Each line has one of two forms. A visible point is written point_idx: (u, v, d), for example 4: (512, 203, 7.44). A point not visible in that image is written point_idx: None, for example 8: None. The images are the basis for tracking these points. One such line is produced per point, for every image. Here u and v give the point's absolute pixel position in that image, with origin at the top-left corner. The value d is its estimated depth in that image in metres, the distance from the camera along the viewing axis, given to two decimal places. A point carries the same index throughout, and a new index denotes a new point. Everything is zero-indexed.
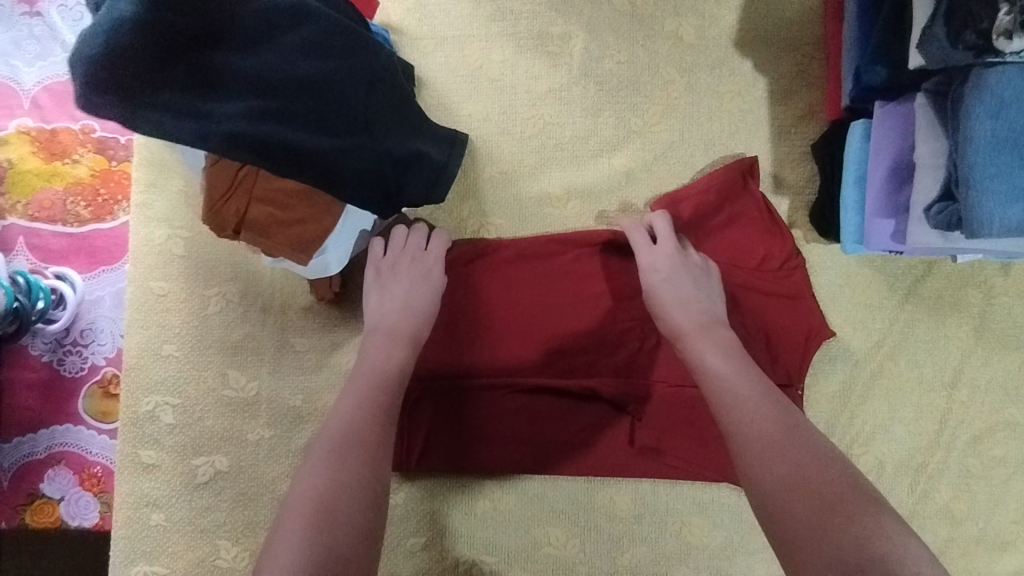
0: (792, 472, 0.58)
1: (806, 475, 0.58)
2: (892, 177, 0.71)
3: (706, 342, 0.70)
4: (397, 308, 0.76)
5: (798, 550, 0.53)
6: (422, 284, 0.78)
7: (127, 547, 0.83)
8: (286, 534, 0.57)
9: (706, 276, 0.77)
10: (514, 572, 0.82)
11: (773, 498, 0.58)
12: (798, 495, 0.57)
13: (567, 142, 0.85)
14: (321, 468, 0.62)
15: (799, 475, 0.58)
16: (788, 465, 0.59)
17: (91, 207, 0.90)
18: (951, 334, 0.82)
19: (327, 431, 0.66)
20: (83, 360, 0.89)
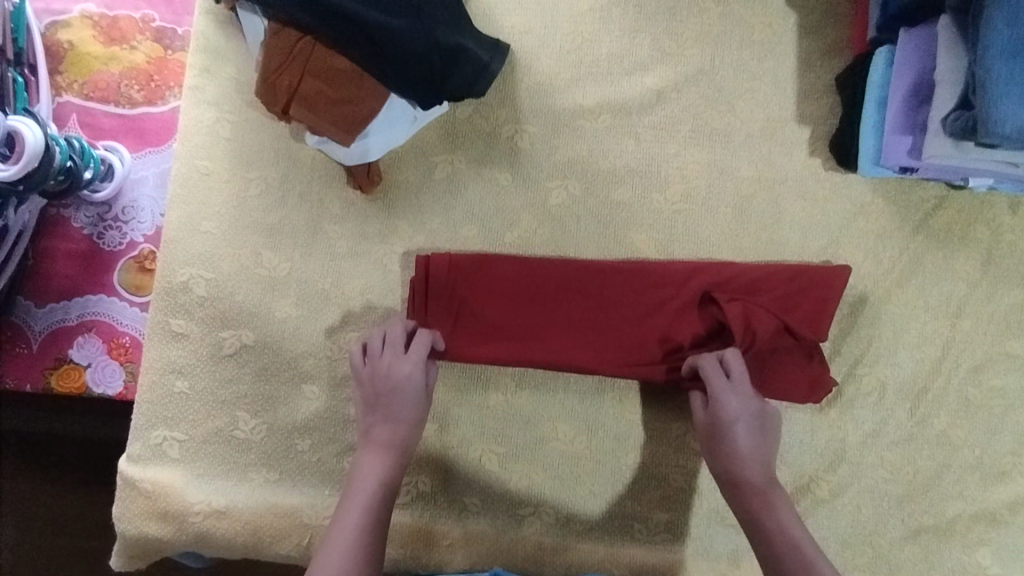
0: (779, 549, 0.72)
1: (794, 546, 0.72)
2: (913, 96, 0.76)
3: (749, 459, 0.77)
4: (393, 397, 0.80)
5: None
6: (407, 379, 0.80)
7: (149, 411, 0.86)
8: (340, 557, 0.71)
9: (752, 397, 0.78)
10: (522, 464, 0.85)
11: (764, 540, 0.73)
12: (788, 569, 0.71)
13: (603, 59, 0.89)
14: (361, 508, 0.75)
15: (791, 548, 0.72)
16: (776, 541, 0.72)
17: (144, 91, 0.95)
18: (958, 266, 0.86)
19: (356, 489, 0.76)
20: (123, 236, 0.93)
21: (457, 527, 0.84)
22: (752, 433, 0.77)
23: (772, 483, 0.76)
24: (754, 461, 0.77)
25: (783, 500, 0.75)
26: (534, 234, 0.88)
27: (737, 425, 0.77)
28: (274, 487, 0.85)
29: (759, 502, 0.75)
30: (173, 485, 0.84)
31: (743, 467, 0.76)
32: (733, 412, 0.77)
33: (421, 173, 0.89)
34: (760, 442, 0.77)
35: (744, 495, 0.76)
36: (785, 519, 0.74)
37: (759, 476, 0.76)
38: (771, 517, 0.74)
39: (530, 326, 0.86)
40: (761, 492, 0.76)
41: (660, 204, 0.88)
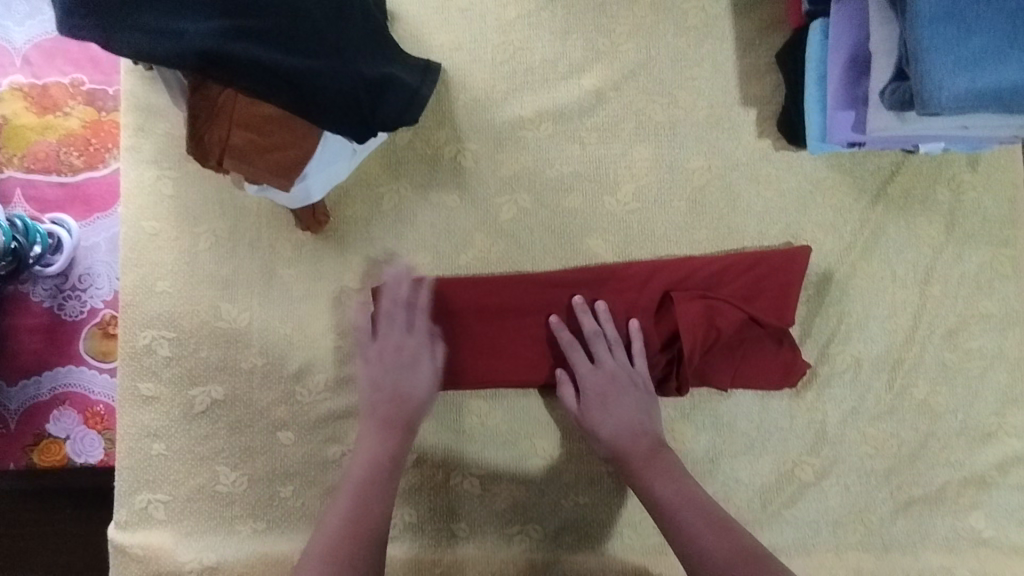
0: (672, 507, 0.73)
1: (689, 503, 0.73)
2: (851, 68, 0.73)
3: (625, 432, 0.79)
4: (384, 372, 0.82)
5: (689, 537, 0.70)
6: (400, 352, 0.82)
7: (130, 477, 0.86)
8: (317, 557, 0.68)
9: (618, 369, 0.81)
10: (503, 483, 0.85)
11: (667, 505, 0.74)
12: (693, 527, 0.71)
13: (537, 66, 0.87)
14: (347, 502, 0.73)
15: (691, 507, 0.72)
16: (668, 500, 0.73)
17: (84, 156, 0.94)
18: (922, 231, 0.83)
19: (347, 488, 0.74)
20: (83, 304, 0.93)
21: (447, 554, 0.84)
22: (622, 397, 0.80)
23: (655, 448, 0.78)
24: (633, 429, 0.79)
25: (674, 463, 0.77)
26: (489, 253, 0.87)
27: (604, 391, 0.80)
28: (263, 536, 0.86)
29: (647, 469, 0.76)
30: (164, 546, 0.85)
31: (622, 437, 0.78)
32: (598, 381, 0.80)
33: (369, 204, 0.88)
34: (632, 405, 0.80)
35: (631, 464, 0.77)
36: (681, 481, 0.75)
37: (640, 441, 0.78)
38: (662, 482, 0.75)
39: (487, 341, 0.86)
40: (645, 458, 0.77)
41: (612, 207, 0.86)
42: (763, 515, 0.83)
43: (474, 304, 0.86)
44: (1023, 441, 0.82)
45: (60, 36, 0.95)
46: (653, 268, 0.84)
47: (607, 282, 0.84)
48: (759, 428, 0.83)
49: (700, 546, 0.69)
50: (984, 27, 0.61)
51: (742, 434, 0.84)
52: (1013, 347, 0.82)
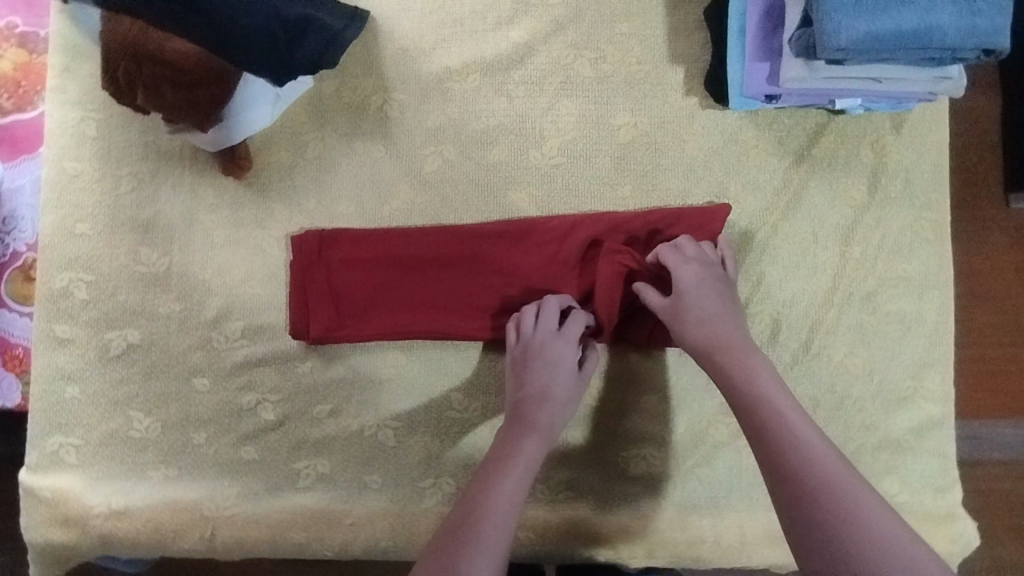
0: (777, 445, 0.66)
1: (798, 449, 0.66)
2: (765, 21, 0.73)
3: (735, 328, 0.75)
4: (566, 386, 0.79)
5: (784, 459, 0.65)
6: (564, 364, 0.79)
7: (43, 419, 0.86)
8: None
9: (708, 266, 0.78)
10: (417, 437, 0.84)
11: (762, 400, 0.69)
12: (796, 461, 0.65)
13: (466, 18, 0.87)
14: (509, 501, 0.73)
15: (770, 411, 0.68)
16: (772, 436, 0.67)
17: (13, 98, 0.93)
18: (844, 192, 0.83)
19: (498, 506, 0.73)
20: (5, 246, 0.91)
21: (358, 505, 0.84)
22: (708, 290, 0.77)
23: (746, 341, 0.74)
24: (723, 323, 0.75)
25: (756, 357, 0.73)
26: (412, 204, 0.86)
27: (715, 319, 0.75)
28: (174, 483, 0.85)
29: (742, 357, 0.73)
30: (73, 490, 0.84)
31: (711, 330, 0.75)
32: (699, 274, 0.77)
33: (293, 152, 0.87)
34: (721, 299, 0.77)
35: (724, 354, 0.73)
36: (762, 376, 0.71)
37: (751, 361, 0.72)
38: (749, 378, 0.71)
39: (405, 293, 0.84)
40: (739, 346, 0.74)
41: (537, 160, 0.86)
42: (676, 473, 0.82)
43: (393, 256, 0.84)
44: (939, 406, 0.82)
45: None
46: (573, 222, 0.83)
47: (527, 235, 0.83)
48: (676, 385, 0.83)
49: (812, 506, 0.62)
50: None
51: (659, 391, 0.83)
52: (932, 311, 0.82)
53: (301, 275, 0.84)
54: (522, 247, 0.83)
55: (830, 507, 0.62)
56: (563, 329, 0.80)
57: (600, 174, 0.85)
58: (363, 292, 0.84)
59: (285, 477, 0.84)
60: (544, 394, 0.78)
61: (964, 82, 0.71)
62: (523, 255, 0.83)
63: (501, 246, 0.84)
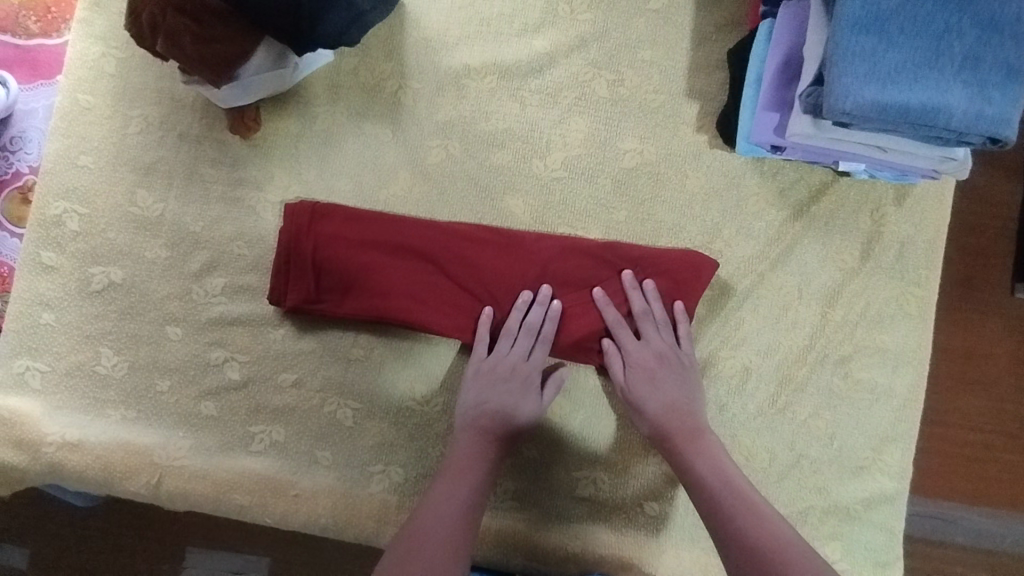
0: (716, 492, 0.72)
1: (729, 488, 0.72)
2: (784, 71, 0.73)
3: (689, 411, 0.78)
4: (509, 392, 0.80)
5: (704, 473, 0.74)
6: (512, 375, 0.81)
7: (14, 341, 0.87)
8: None
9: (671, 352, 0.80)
10: (375, 422, 0.85)
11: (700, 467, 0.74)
12: (714, 488, 0.72)
13: (493, 18, 0.87)
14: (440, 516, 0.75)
15: (717, 489, 0.72)
16: (713, 485, 0.72)
17: (40, 23, 0.94)
18: (836, 255, 0.83)
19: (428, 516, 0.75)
20: (9, 166, 0.93)
21: (305, 479, 0.84)
22: (664, 377, 0.79)
23: (698, 425, 0.77)
24: (677, 405, 0.78)
25: (708, 438, 0.76)
26: (408, 192, 0.87)
27: (658, 365, 0.79)
28: (130, 424, 0.86)
29: (691, 445, 0.76)
30: (31, 415, 0.85)
31: (671, 411, 0.77)
32: (647, 358, 0.79)
33: (302, 122, 0.88)
34: (678, 381, 0.79)
35: (676, 441, 0.76)
36: (709, 459, 0.74)
37: (687, 418, 0.77)
38: (699, 459, 0.75)
39: (385, 278, 0.84)
40: (692, 433, 0.76)
41: (538, 170, 0.86)
42: (624, 502, 0.82)
43: (380, 241, 0.84)
44: (893, 482, 0.82)
45: None
46: (564, 241, 0.83)
47: (518, 245, 0.84)
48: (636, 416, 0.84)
49: (714, 483, 0.73)
50: (903, 41, 0.62)
51: (618, 418, 0.84)
52: (902, 386, 0.82)
53: (287, 244, 0.84)
54: (507, 260, 0.83)
55: (740, 516, 0.70)
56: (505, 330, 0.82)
57: (598, 195, 0.85)
58: (343, 271, 0.84)
59: (240, 438, 0.85)
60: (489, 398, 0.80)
61: (969, 165, 0.71)
62: (508, 269, 0.83)
63: (491, 251, 0.84)
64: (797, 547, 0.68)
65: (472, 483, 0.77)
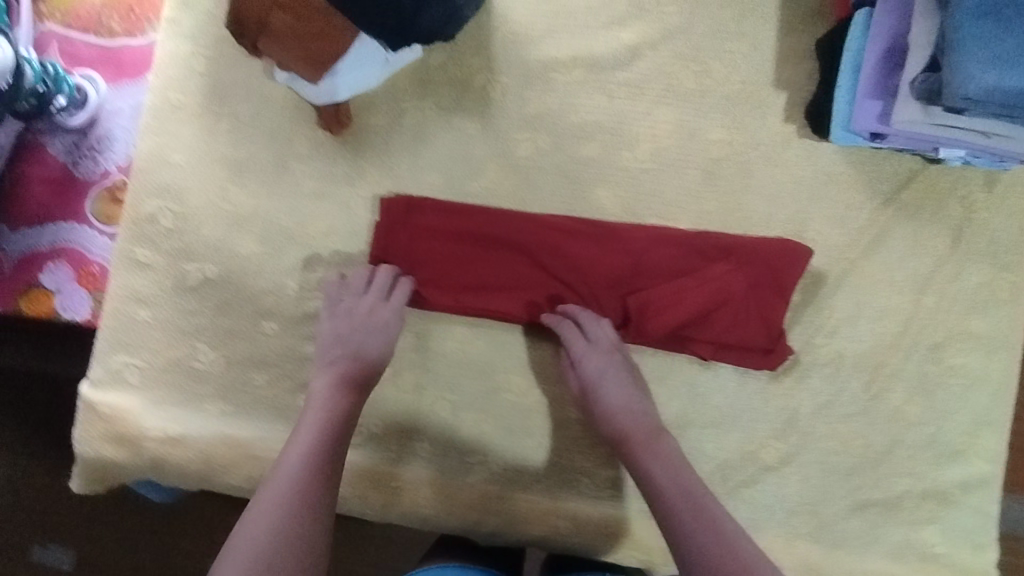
0: (670, 496, 0.73)
1: (682, 493, 0.73)
2: (887, 59, 0.74)
3: (643, 415, 0.79)
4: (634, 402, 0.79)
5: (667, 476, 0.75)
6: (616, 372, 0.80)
7: (111, 337, 0.87)
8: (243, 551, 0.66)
9: (605, 353, 0.81)
10: (472, 413, 0.86)
11: (666, 473, 0.75)
12: (670, 490, 0.73)
13: (580, 11, 0.88)
14: (307, 445, 0.75)
15: (678, 492, 0.73)
16: (667, 490, 0.73)
17: (123, 22, 0.95)
18: (928, 242, 0.84)
19: (298, 444, 0.75)
20: (97, 165, 0.94)
21: (405, 469, 0.86)
22: (620, 379, 0.80)
23: (655, 430, 0.78)
24: (633, 409, 0.79)
25: (668, 445, 0.77)
26: (499, 185, 0.87)
27: (606, 370, 0.80)
28: (229, 419, 0.87)
29: (648, 450, 0.76)
30: (132, 410, 0.86)
31: (626, 416, 0.78)
32: (599, 360, 0.81)
33: (391, 118, 0.89)
34: (628, 385, 0.80)
35: (632, 445, 0.77)
36: (672, 465, 0.75)
37: (638, 422, 0.78)
38: (659, 464, 0.75)
39: (480, 272, 0.86)
40: (647, 439, 0.77)
41: (627, 162, 0.87)
42: (722, 489, 0.84)
43: (475, 234, 0.86)
44: (990, 464, 0.83)
45: None
46: (658, 232, 0.84)
47: (612, 237, 0.84)
48: (730, 404, 0.85)
49: (673, 487, 0.74)
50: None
51: (712, 406, 0.85)
52: (995, 371, 0.83)
53: (387, 238, 0.86)
54: (601, 251, 0.84)
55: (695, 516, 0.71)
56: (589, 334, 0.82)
57: (689, 187, 0.86)
58: (440, 264, 0.86)
59: None
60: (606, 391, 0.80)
61: None
62: (602, 259, 0.84)
63: (585, 242, 0.85)
64: (750, 549, 0.69)
65: (331, 429, 0.76)
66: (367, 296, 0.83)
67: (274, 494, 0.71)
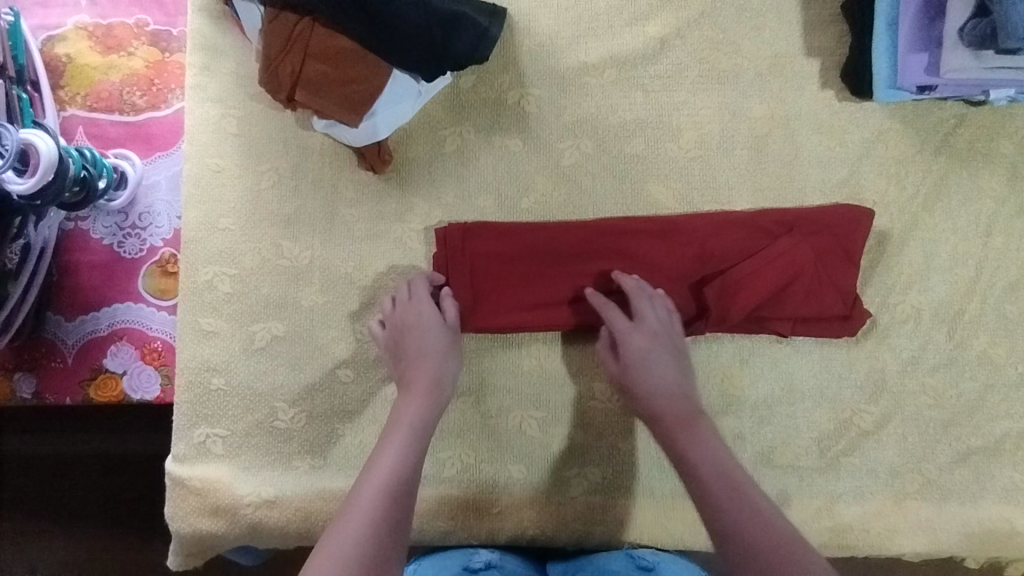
0: (703, 474, 0.71)
1: (720, 473, 0.70)
2: (925, 11, 0.74)
3: (680, 398, 0.78)
4: (668, 382, 0.78)
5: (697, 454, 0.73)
6: (655, 348, 0.79)
7: (189, 411, 0.87)
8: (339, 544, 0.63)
9: (659, 335, 0.80)
10: (561, 427, 0.85)
11: (700, 453, 0.73)
12: (701, 469, 0.71)
13: (602, 13, 0.88)
14: (400, 448, 0.73)
15: (714, 471, 0.71)
16: (701, 467, 0.71)
17: (147, 96, 0.95)
18: (984, 186, 0.84)
19: (393, 445, 0.73)
20: (142, 242, 0.94)
21: (504, 495, 0.84)
22: (663, 360, 0.79)
23: (692, 412, 0.77)
24: (670, 391, 0.78)
25: (706, 427, 0.76)
26: (551, 196, 0.87)
27: (649, 350, 0.79)
28: (320, 473, 0.86)
29: (682, 430, 0.75)
30: (221, 480, 0.85)
31: (661, 397, 0.78)
32: (641, 337, 0.80)
33: (431, 147, 0.88)
34: (669, 367, 0.79)
35: (667, 425, 0.76)
36: (707, 445, 0.73)
37: (673, 403, 0.77)
38: (693, 444, 0.74)
39: (546, 287, 0.86)
40: (683, 420, 0.76)
41: (673, 153, 0.87)
42: (822, 462, 0.83)
43: (535, 250, 0.86)
44: None
45: None
46: (717, 219, 0.84)
47: (673, 231, 0.84)
48: (817, 376, 0.84)
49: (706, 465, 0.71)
50: None
51: (801, 381, 0.84)
52: None
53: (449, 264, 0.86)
54: (664, 245, 0.85)
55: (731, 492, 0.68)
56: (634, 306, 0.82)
57: (738, 168, 0.86)
58: (505, 286, 0.86)
59: (431, 467, 0.85)
60: (641, 370, 0.79)
61: None
62: (667, 253, 0.84)
63: (646, 240, 0.85)
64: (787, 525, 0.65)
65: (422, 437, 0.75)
66: (430, 317, 0.82)
67: (372, 489, 0.68)
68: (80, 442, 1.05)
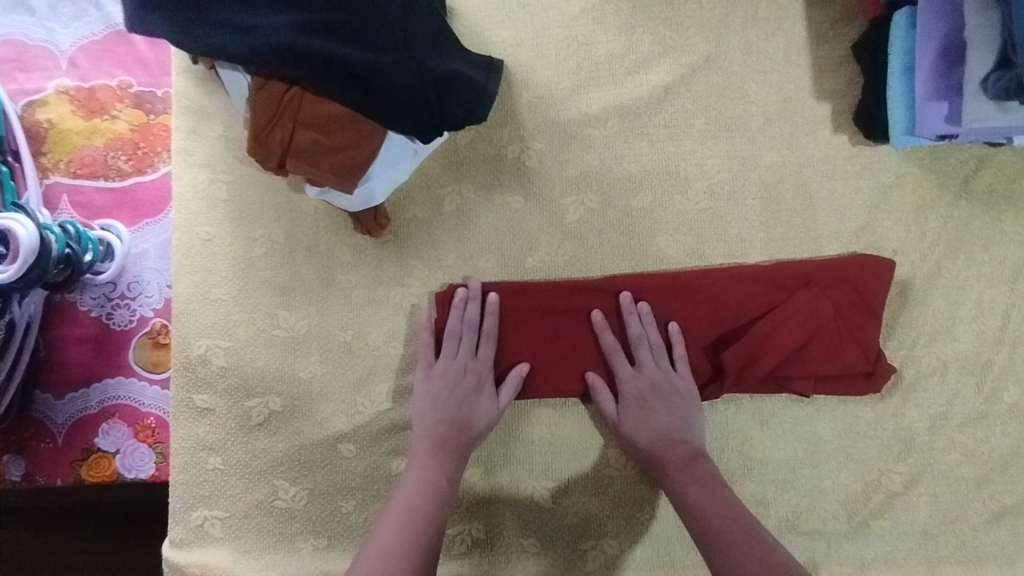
0: (705, 516, 0.71)
1: (721, 511, 0.72)
2: (944, 58, 0.71)
3: (682, 445, 0.76)
4: (663, 428, 0.77)
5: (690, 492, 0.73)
6: (655, 395, 0.78)
7: (185, 493, 0.83)
8: None
9: (660, 382, 0.78)
10: (575, 497, 0.81)
11: (701, 494, 0.73)
12: (703, 510, 0.72)
13: (603, 61, 0.85)
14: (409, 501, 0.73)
15: (717, 510, 0.71)
16: (702, 509, 0.72)
17: (132, 160, 0.91)
18: (1008, 230, 0.81)
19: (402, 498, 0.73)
20: (132, 313, 0.90)
21: (518, 571, 0.80)
22: (662, 406, 0.78)
23: (692, 455, 0.76)
24: (672, 437, 0.77)
25: (706, 467, 0.75)
26: (556, 255, 0.84)
27: (647, 397, 0.78)
28: (324, 554, 0.82)
29: (682, 474, 0.75)
30: (221, 566, 0.81)
31: (660, 443, 0.76)
32: (639, 386, 0.78)
33: (430, 207, 0.85)
34: (672, 413, 0.77)
35: (665, 470, 0.75)
36: (709, 486, 0.74)
37: (675, 450, 0.76)
38: (695, 485, 0.74)
39: (558, 347, 0.82)
40: (683, 465, 0.75)
41: (683, 206, 0.83)
42: (850, 526, 0.79)
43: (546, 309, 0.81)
44: None
45: (106, 38, 0.93)
46: (733, 274, 0.80)
47: (689, 287, 0.80)
48: (841, 435, 0.80)
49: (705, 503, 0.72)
50: None
51: (825, 441, 0.80)
52: None
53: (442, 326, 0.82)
54: (677, 304, 0.81)
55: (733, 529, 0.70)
56: (637, 347, 0.79)
57: (750, 220, 0.83)
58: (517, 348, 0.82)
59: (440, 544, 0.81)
60: (641, 416, 0.77)
61: None
62: (682, 313, 0.80)
63: (660, 298, 0.81)
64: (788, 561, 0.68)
65: (433, 488, 0.74)
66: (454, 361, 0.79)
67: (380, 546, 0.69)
68: (71, 525, 0.99)
